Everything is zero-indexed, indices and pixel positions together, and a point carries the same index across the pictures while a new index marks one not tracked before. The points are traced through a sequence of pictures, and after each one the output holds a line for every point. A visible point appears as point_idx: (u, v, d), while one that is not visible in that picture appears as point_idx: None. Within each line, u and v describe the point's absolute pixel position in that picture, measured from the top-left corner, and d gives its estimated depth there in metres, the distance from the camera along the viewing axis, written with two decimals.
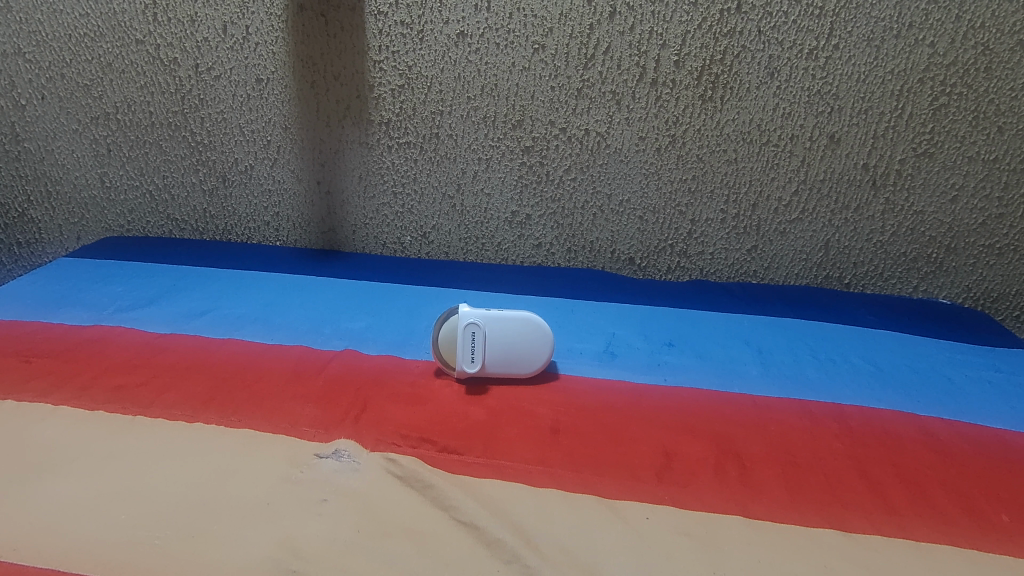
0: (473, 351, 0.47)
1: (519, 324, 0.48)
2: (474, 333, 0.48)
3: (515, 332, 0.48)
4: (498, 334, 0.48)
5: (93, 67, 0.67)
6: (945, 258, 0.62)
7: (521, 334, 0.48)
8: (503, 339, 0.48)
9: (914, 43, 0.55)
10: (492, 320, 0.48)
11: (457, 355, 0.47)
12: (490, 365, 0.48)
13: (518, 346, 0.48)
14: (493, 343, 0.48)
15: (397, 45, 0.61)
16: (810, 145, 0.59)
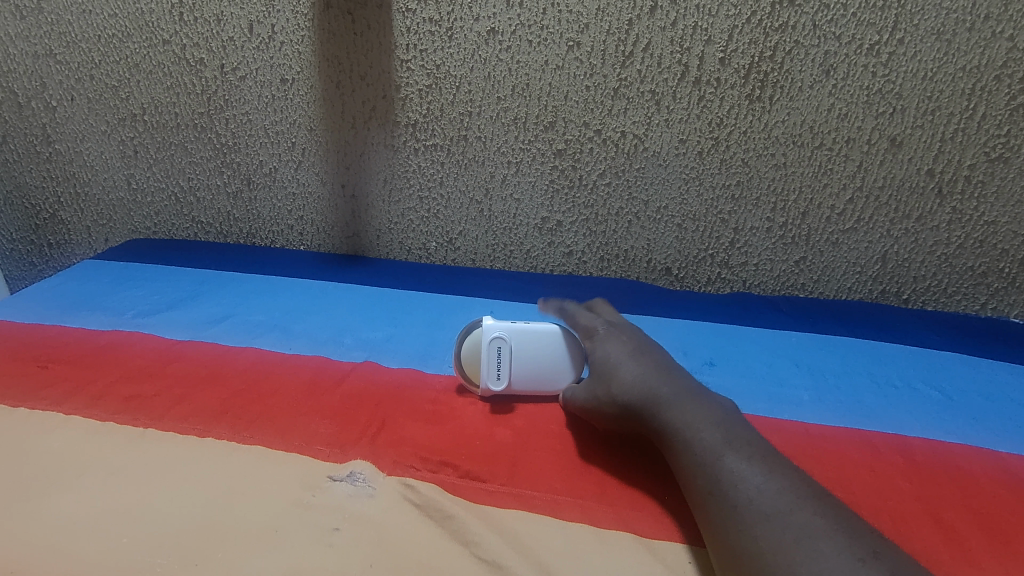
0: (497, 367, 0.44)
1: (546, 339, 0.45)
2: (499, 348, 0.45)
3: (540, 348, 0.45)
4: (524, 350, 0.45)
5: (120, 68, 0.66)
6: (1017, 273, 0.56)
7: (548, 350, 0.45)
8: (530, 355, 0.45)
9: (991, 37, 0.49)
10: (517, 333, 0.45)
11: (482, 371, 0.44)
12: (515, 383, 0.45)
13: (545, 363, 0.45)
14: (520, 360, 0.45)
15: (425, 43, 0.58)
16: (868, 149, 0.54)
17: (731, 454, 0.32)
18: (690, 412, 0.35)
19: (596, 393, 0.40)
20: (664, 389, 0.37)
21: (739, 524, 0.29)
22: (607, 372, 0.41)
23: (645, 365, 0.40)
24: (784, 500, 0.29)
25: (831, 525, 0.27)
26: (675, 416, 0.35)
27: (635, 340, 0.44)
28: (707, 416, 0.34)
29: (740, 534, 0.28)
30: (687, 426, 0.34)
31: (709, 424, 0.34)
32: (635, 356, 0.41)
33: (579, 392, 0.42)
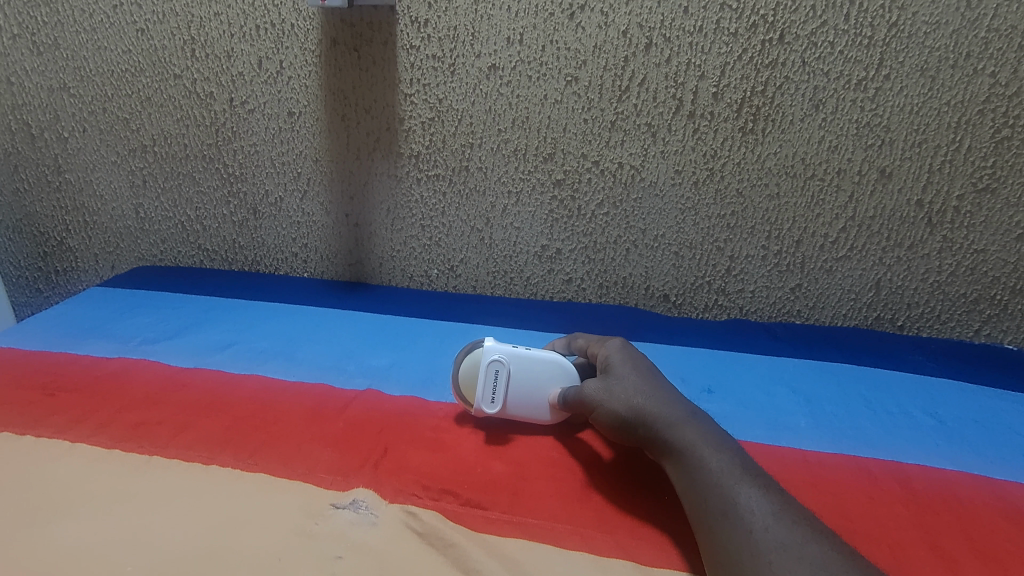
0: (493, 390, 0.45)
1: (544, 368, 0.46)
2: (496, 371, 0.45)
3: (539, 374, 0.46)
4: (521, 375, 0.46)
5: (132, 101, 0.68)
6: (1009, 300, 0.57)
7: (544, 379, 0.46)
8: (527, 380, 0.46)
9: (973, 73, 0.51)
10: (517, 358, 0.46)
11: (477, 393, 0.45)
12: (508, 408, 0.45)
13: (541, 390, 0.45)
14: (516, 385, 0.45)
15: (428, 78, 0.60)
16: (859, 179, 0.56)
17: (730, 484, 0.32)
18: (697, 433, 0.36)
19: (598, 397, 0.40)
20: (670, 407, 0.38)
21: (737, 558, 0.29)
22: (611, 379, 0.41)
23: (649, 380, 0.41)
24: (781, 535, 0.29)
25: (826, 560, 0.28)
26: (681, 435, 0.36)
27: (637, 353, 0.44)
28: (713, 439, 0.36)
29: (739, 567, 0.29)
30: (694, 446, 0.35)
31: (715, 446, 0.35)
32: (643, 374, 0.42)
33: (580, 390, 0.42)
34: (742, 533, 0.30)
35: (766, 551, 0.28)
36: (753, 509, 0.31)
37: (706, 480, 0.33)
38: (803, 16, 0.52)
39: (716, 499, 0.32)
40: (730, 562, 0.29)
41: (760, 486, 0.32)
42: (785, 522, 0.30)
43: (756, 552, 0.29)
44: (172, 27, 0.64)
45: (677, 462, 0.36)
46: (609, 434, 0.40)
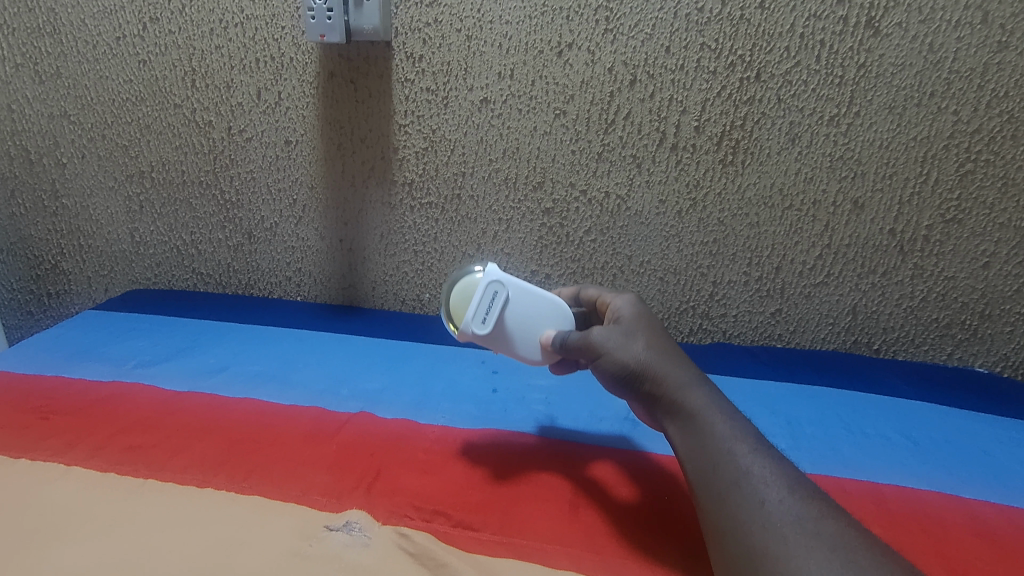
0: (486, 311, 0.45)
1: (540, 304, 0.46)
2: (496, 293, 0.45)
3: (536, 312, 0.46)
4: (518, 307, 0.46)
5: (132, 128, 0.69)
6: (978, 324, 0.60)
7: (539, 313, 0.46)
8: (523, 310, 0.46)
9: (937, 111, 0.54)
10: (517, 286, 0.46)
11: (475, 311, 0.45)
12: (501, 332, 0.45)
13: (530, 329, 0.46)
14: (511, 315, 0.46)
15: (422, 110, 0.62)
16: (834, 210, 0.58)
17: (746, 455, 0.33)
18: (706, 400, 0.38)
19: (609, 346, 0.41)
20: (678, 370, 0.40)
21: (746, 530, 0.30)
22: (623, 332, 0.42)
23: (660, 341, 0.42)
24: (794, 509, 0.30)
25: (836, 534, 0.29)
26: (689, 400, 0.38)
27: (648, 311, 0.45)
28: (720, 407, 0.37)
29: (747, 542, 0.30)
30: (703, 412, 0.37)
31: (724, 415, 0.37)
32: (655, 336, 0.42)
33: (590, 336, 0.43)
34: (754, 505, 0.31)
35: (776, 526, 0.29)
36: (768, 482, 0.32)
37: (715, 444, 0.35)
38: (778, 57, 0.55)
39: (725, 466, 0.33)
40: (739, 537, 0.30)
41: (772, 459, 0.33)
42: (796, 496, 0.31)
43: (767, 525, 0.30)
44: (173, 59, 0.66)
45: (683, 425, 0.37)
46: (610, 383, 0.41)
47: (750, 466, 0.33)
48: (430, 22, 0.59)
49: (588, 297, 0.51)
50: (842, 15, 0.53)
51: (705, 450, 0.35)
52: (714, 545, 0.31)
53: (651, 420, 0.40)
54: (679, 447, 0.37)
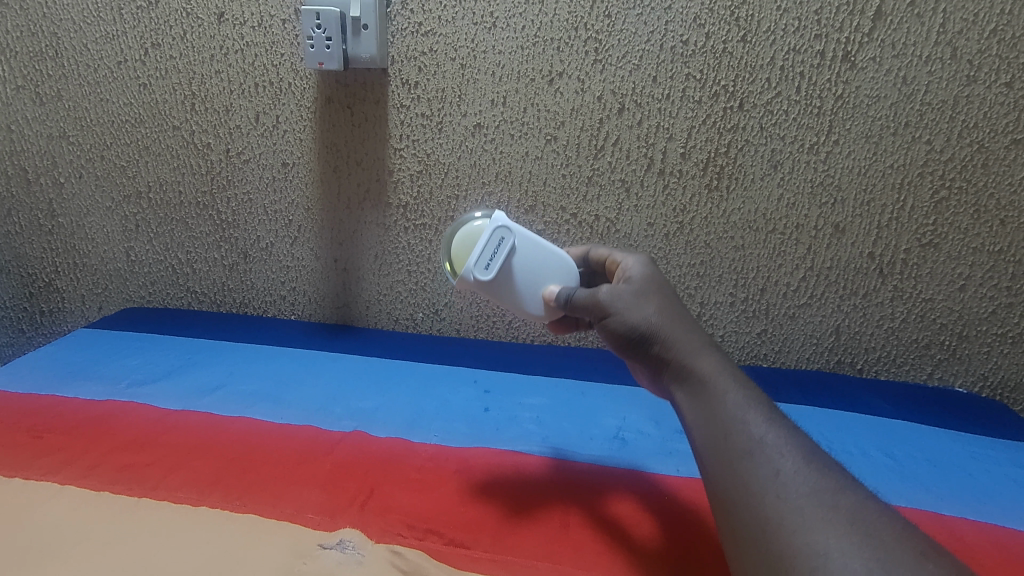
0: (490, 258, 0.46)
1: (543, 255, 0.47)
2: (502, 239, 0.46)
3: (539, 268, 0.47)
4: (522, 261, 0.47)
5: (130, 150, 0.70)
6: (956, 345, 0.62)
7: (540, 264, 0.47)
8: (526, 260, 0.47)
9: (911, 141, 0.56)
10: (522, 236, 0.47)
11: (478, 256, 0.46)
12: (500, 279, 0.46)
13: (532, 285, 0.47)
14: (515, 268, 0.47)
15: (417, 135, 0.64)
16: (815, 234, 0.60)
17: (758, 424, 0.33)
18: (718, 366, 0.37)
19: (618, 307, 0.40)
20: (689, 331, 0.39)
21: (760, 502, 0.30)
22: (633, 293, 0.41)
23: (671, 300, 0.41)
24: (811, 481, 0.30)
25: (854, 507, 0.28)
26: (699, 366, 0.37)
27: (661, 271, 0.44)
28: (732, 374, 0.36)
29: (762, 514, 0.29)
30: (714, 378, 0.36)
31: (735, 383, 0.35)
32: (664, 294, 0.41)
33: (597, 295, 0.42)
34: (770, 476, 0.30)
35: (792, 498, 0.29)
36: (784, 452, 0.31)
37: (725, 412, 0.34)
38: (759, 88, 0.57)
39: (738, 436, 0.32)
40: (752, 508, 0.30)
41: (787, 428, 0.33)
42: (813, 467, 0.31)
43: (782, 497, 0.29)
44: (173, 82, 0.67)
45: (691, 392, 0.36)
46: (618, 344, 0.40)
47: (764, 435, 0.32)
48: (426, 51, 0.61)
49: (596, 256, 0.49)
50: (819, 49, 0.55)
51: (714, 418, 0.34)
52: (726, 514, 0.31)
53: (657, 382, 0.40)
54: (687, 412, 0.36)
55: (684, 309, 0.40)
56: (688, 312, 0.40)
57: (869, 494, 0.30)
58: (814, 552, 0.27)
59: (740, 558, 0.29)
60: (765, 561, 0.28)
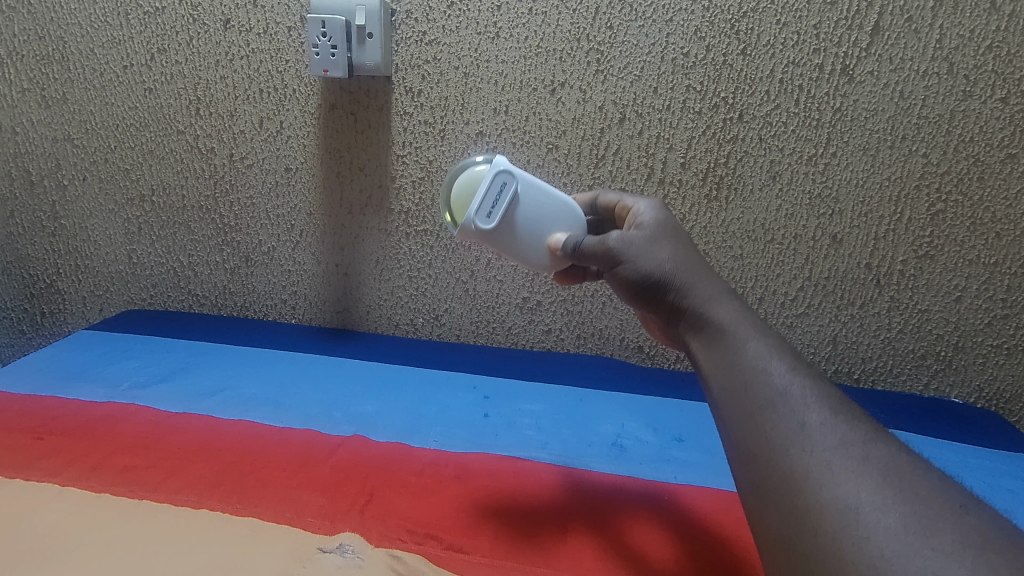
0: (493, 205, 0.46)
1: (545, 199, 0.48)
2: (503, 185, 0.46)
3: (544, 217, 0.48)
4: (527, 208, 0.47)
5: (134, 153, 0.71)
6: (952, 356, 0.62)
7: (544, 208, 0.48)
8: (529, 205, 0.47)
9: (908, 154, 0.57)
10: (524, 181, 0.47)
11: (480, 204, 0.46)
12: (504, 225, 0.47)
13: (537, 234, 0.48)
14: (518, 216, 0.47)
15: (420, 142, 0.65)
16: (813, 244, 0.61)
17: (782, 374, 0.32)
18: (735, 314, 0.37)
19: (630, 255, 0.41)
20: (704, 279, 0.39)
21: (785, 454, 0.29)
22: (645, 241, 0.41)
23: (685, 247, 0.41)
24: (839, 432, 0.29)
25: (884, 458, 0.28)
26: (714, 314, 0.37)
27: (673, 215, 0.44)
28: (749, 320, 0.36)
29: (785, 465, 0.29)
30: (733, 326, 0.36)
31: (752, 329, 0.36)
32: (677, 242, 0.41)
33: (608, 243, 0.42)
34: (795, 428, 0.30)
35: (819, 450, 0.29)
36: (809, 404, 0.31)
37: (743, 359, 0.34)
38: (758, 100, 0.58)
39: (760, 387, 0.32)
40: (777, 461, 0.30)
41: (812, 378, 0.32)
42: (840, 419, 0.30)
43: (808, 450, 0.29)
44: (178, 87, 0.68)
45: (709, 339, 0.37)
46: (632, 292, 0.41)
47: (787, 386, 0.32)
48: (430, 60, 0.62)
49: (606, 202, 0.49)
50: (818, 63, 0.56)
51: (733, 366, 0.34)
52: (748, 467, 0.31)
53: (671, 329, 0.40)
54: (704, 359, 0.37)
55: (697, 255, 0.41)
56: (702, 258, 0.41)
57: (898, 445, 0.29)
58: (844, 505, 0.26)
59: (765, 512, 0.29)
60: (790, 517, 0.28)
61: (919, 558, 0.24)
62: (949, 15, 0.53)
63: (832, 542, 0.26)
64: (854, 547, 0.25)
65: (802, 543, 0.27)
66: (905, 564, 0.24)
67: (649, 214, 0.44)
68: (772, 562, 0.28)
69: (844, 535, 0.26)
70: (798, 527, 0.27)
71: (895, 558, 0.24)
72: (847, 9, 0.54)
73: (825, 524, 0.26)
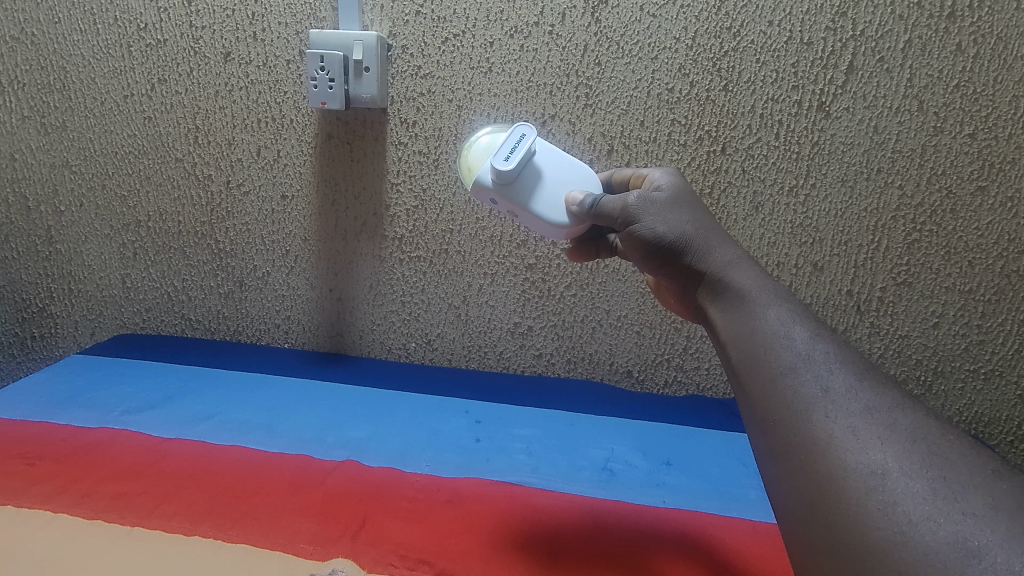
0: (511, 152, 0.47)
1: (562, 163, 0.48)
2: (523, 137, 0.48)
3: (559, 177, 0.48)
4: (543, 170, 0.48)
5: (132, 179, 0.72)
6: (932, 380, 0.64)
7: (560, 171, 0.48)
8: (545, 165, 0.48)
9: (884, 186, 0.59)
10: (542, 145, 0.49)
11: (500, 149, 0.47)
12: (519, 173, 0.47)
13: (552, 193, 0.47)
14: (533, 172, 0.48)
15: (414, 171, 0.66)
16: (796, 272, 0.63)
17: (804, 341, 0.34)
18: (754, 279, 0.38)
19: (650, 216, 0.41)
20: (722, 245, 0.40)
21: (807, 421, 0.32)
22: (664, 205, 0.42)
23: (701, 212, 0.42)
24: (863, 399, 0.32)
25: (909, 425, 0.30)
26: (734, 278, 0.39)
27: (688, 183, 0.45)
28: (768, 285, 0.38)
29: (810, 434, 0.31)
30: (752, 291, 0.37)
31: (772, 294, 0.37)
32: (694, 208, 0.42)
33: (627, 203, 0.42)
34: (818, 394, 0.32)
35: (843, 418, 0.31)
36: (833, 369, 0.33)
37: (763, 323, 0.36)
38: (741, 133, 0.60)
39: (784, 353, 0.34)
40: (800, 427, 0.32)
41: (834, 344, 0.34)
42: (865, 386, 0.32)
43: (830, 416, 0.31)
44: (178, 116, 0.69)
45: (730, 304, 0.38)
46: (650, 253, 0.42)
47: (810, 351, 0.34)
48: (424, 93, 0.64)
49: (621, 177, 0.50)
50: (797, 99, 0.59)
51: (755, 331, 0.36)
52: (769, 433, 0.33)
53: (688, 293, 0.41)
54: (723, 324, 0.38)
55: (713, 220, 0.42)
56: (717, 224, 0.42)
57: (924, 412, 0.31)
58: (869, 471, 0.29)
59: (789, 477, 0.31)
60: (810, 486, 0.30)
61: (948, 522, 0.26)
62: (918, 55, 0.56)
63: (858, 508, 0.28)
64: (881, 512, 0.28)
65: (826, 506, 0.29)
66: (934, 529, 0.26)
67: (665, 180, 0.45)
68: (798, 526, 0.30)
69: (869, 501, 0.28)
70: (823, 492, 0.30)
71: (923, 523, 0.26)
72: (822, 49, 0.57)
73: (850, 490, 0.29)
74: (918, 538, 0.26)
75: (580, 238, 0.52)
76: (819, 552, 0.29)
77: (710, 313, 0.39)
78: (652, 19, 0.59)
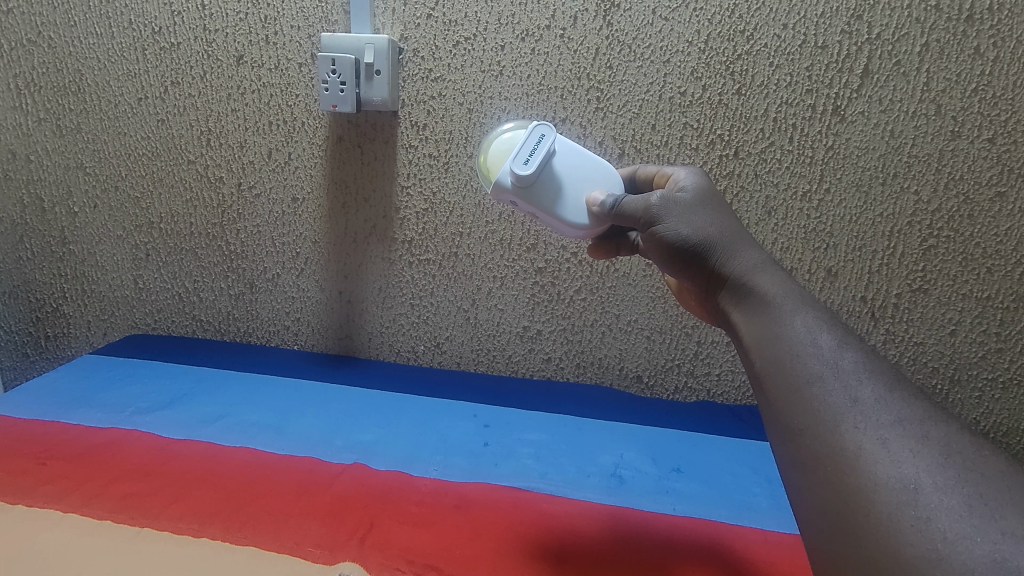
0: (531, 153, 0.47)
1: (583, 160, 0.48)
2: (542, 136, 0.47)
3: (580, 177, 0.48)
4: (563, 169, 0.48)
5: (146, 181, 0.73)
6: (949, 388, 0.63)
7: (581, 168, 0.48)
8: (566, 163, 0.48)
9: (900, 191, 0.59)
10: (562, 143, 0.49)
11: (519, 151, 0.47)
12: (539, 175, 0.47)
13: (573, 193, 0.47)
14: (553, 172, 0.47)
15: (424, 173, 0.66)
16: (809, 277, 0.62)
17: (832, 349, 0.34)
18: (779, 284, 0.38)
19: (673, 217, 0.41)
20: (746, 248, 0.40)
21: (835, 431, 0.31)
22: (688, 206, 0.42)
23: (725, 214, 0.42)
24: (893, 410, 0.31)
25: (942, 438, 0.30)
26: (758, 283, 0.38)
27: (713, 184, 0.44)
28: (793, 289, 0.37)
29: (838, 445, 0.31)
30: (778, 296, 0.37)
31: (798, 299, 0.37)
32: (718, 209, 0.42)
33: (650, 203, 0.42)
34: (847, 404, 0.31)
35: (873, 429, 0.30)
36: (862, 380, 0.32)
37: (788, 328, 0.35)
38: (754, 137, 0.60)
39: (811, 362, 0.33)
40: (827, 437, 0.31)
41: (863, 353, 0.34)
42: (895, 397, 0.32)
43: (859, 427, 0.31)
44: (191, 119, 0.70)
45: (755, 309, 0.38)
46: (672, 255, 0.41)
47: (838, 360, 0.33)
48: (435, 96, 0.64)
49: (645, 174, 0.50)
50: (810, 103, 0.58)
51: (780, 338, 0.35)
52: (793, 443, 0.32)
53: (711, 297, 0.41)
54: (747, 329, 0.38)
55: (736, 222, 0.42)
56: (741, 226, 0.41)
57: (955, 424, 0.31)
58: (902, 485, 0.28)
59: (815, 488, 0.31)
60: (839, 498, 0.30)
61: (987, 541, 0.25)
62: (935, 59, 0.55)
63: (890, 523, 0.27)
64: (913, 528, 0.27)
65: (855, 519, 0.29)
66: (971, 547, 0.25)
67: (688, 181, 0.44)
68: (825, 539, 0.30)
69: (900, 516, 0.27)
70: (852, 504, 0.29)
71: (959, 541, 0.26)
72: (837, 53, 0.56)
73: (880, 504, 0.28)
74: (954, 555, 0.25)
75: (602, 236, 0.51)
76: (846, 566, 0.28)
77: (733, 317, 0.39)
78: (664, 22, 0.58)
